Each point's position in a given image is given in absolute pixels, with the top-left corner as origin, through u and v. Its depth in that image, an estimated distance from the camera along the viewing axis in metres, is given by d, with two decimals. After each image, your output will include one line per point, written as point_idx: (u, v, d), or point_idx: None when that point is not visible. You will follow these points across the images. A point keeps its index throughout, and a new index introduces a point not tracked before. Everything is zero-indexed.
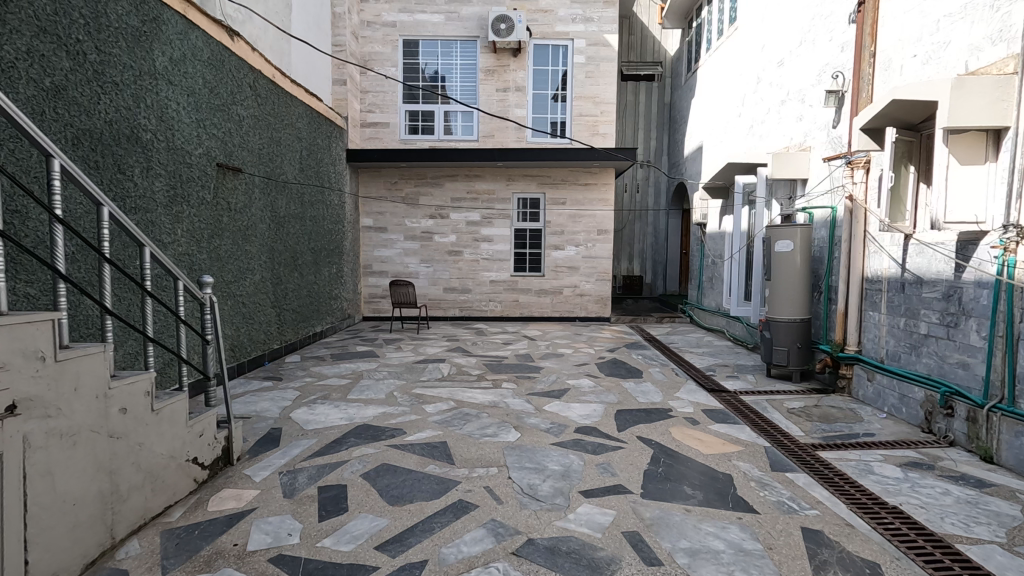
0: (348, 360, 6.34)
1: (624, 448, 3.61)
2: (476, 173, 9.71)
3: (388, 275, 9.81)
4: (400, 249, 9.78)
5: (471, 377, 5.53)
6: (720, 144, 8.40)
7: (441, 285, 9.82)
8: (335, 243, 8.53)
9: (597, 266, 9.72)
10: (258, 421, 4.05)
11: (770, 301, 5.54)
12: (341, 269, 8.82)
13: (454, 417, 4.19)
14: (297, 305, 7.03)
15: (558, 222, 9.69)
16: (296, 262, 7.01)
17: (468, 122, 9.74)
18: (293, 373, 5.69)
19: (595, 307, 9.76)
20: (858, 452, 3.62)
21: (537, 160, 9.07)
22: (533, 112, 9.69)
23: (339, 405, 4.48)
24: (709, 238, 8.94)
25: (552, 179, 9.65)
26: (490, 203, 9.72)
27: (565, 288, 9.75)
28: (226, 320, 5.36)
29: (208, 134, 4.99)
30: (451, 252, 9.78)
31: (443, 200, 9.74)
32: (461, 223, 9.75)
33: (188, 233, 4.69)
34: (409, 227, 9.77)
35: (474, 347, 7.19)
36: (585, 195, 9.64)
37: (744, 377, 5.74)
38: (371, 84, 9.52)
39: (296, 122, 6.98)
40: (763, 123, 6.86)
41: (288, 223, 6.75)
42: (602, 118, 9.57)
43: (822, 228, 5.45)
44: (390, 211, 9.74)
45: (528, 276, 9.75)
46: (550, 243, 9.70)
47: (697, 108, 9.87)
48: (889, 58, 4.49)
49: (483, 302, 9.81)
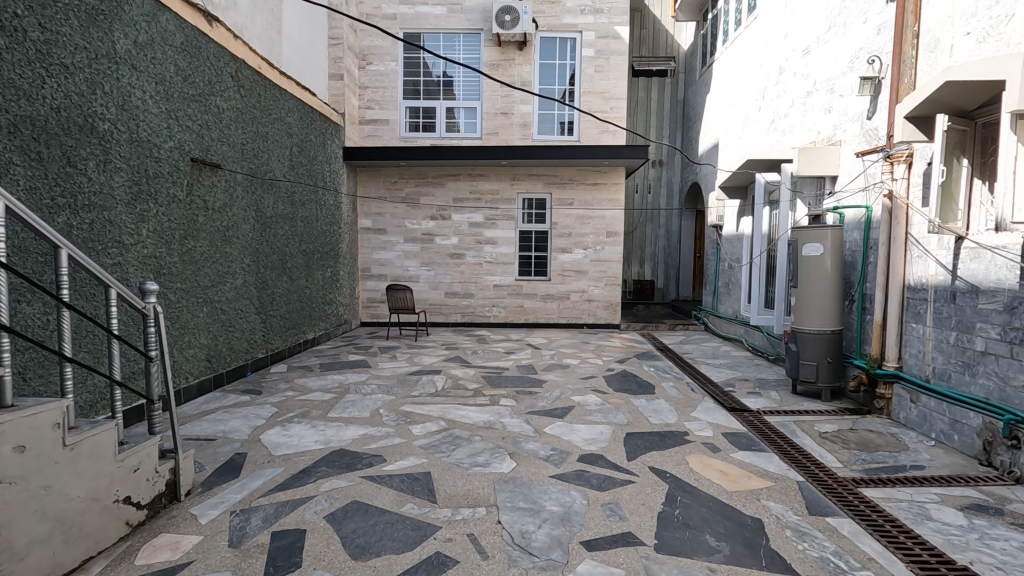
0: (337, 371, 5.91)
1: (634, 483, 3.13)
2: (479, 172, 9.27)
3: (387, 279, 9.39)
4: (400, 251, 9.35)
5: (467, 391, 5.07)
6: (738, 141, 7.88)
7: (442, 289, 9.38)
8: (329, 246, 8.10)
9: (606, 270, 9.22)
10: (222, 445, 3.61)
11: (796, 310, 5.03)
12: (337, 273, 8.40)
13: (443, 442, 3.73)
14: (286, 311, 6.61)
15: (566, 224, 9.22)
16: (285, 266, 6.59)
17: (471, 118, 9.30)
18: (275, 385, 5.26)
19: (604, 313, 9.26)
20: (907, 491, 3.11)
21: (543, 158, 8.61)
22: (540, 108, 9.23)
23: (317, 426, 4.02)
24: (726, 241, 8.42)
25: (559, 178, 9.19)
26: (494, 204, 9.27)
27: (572, 293, 9.26)
28: (201, 329, 4.93)
29: (180, 126, 4.58)
30: (453, 255, 9.33)
31: (444, 200, 9.31)
32: (463, 224, 9.31)
33: (154, 233, 4.27)
34: (409, 229, 9.35)
35: (474, 357, 6.74)
36: (594, 195, 9.16)
37: (767, 394, 5.22)
38: (370, 80, 9.13)
39: (285, 117, 6.57)
40: (786, 116, 6.35)
41: (277, 224, 6.34)
42: (612, 114, 9.09)
43: (855, 229, 4.92)
44: (389, 212, 9.32)
45: (534, 280, 9.29)
46: (556, 246, 9.22)
47: (712, 103, 9.35)
48: (936, 38, 3.97)
49: (487, 307, 9.36)
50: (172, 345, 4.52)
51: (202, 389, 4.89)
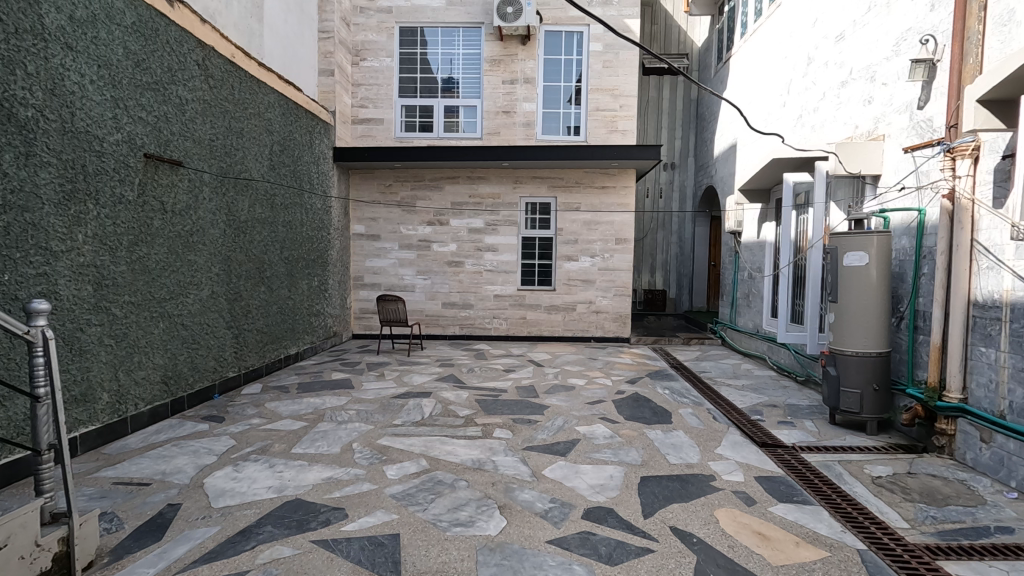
0: (316, 392, 5.31)
1: (654, 553, 2.49)
2: (479, 175, 8.69)
3: (381, 288, 8.81)
4: (394, 258, 8.78)
5: (456, 420, 4.45)
6: (759, 141, 7.27)
7: (439, 300, 8.78)
8: (317, 254, 7.54)
9: (615, 279, 8.59)
10: (155, 493, 3.01)
11: (835, 328, 4.37)
12: (326, 282, 7.84)
13: (421, 489, 3.10)
14: (264, 324, 6.03)
15: (572, 230, 8.60)
16: (264, 275, 6.02)
17: (471, 117, 8.72)
18: (242, 411, 4.65)
19: (613, 326, 8.62)
20: (1002, 566, 2.45)
21: (548, 160, 8.01)
22: (544, 107, 8.64)
23: (275, 466, 3.41)
24: (745, 248, 7.78)
25: (565, 181, 8.58)
26: (495, 208, 8.68)
27: (579, 304, 8.63)
28: (156, 346, 4.34)
29: (130, 117, 4.03)
30: (451, 263, 8.74)
31: (442, 204, 8.72)
32: (462, 230, 8.72)
33: (94, 238, 3.70)
34: (405, 235, 8.78)
35: (470, 376, 6.12)
36: (602, 199, 8.54)
37: (801, 424, 4.55)
38: (364, 76, 8.59)
39: (265, 112, 6.02)
40: (817, 110, 5.72)
41: (253, 230, 5.78)
42: (622, 112, 8.49)
43: (904, 236, 4.28)
44: (383, 216, 8.76)
45: (538, 290, 8.67)
46: (562, 254, 8.60)
47: (728, 101, 8.75)
48: (1010, 9, 3.35)
49: (486, 319, 8.75)
50: (118, 366, 3.94)
51: (155, 416, 4.30)
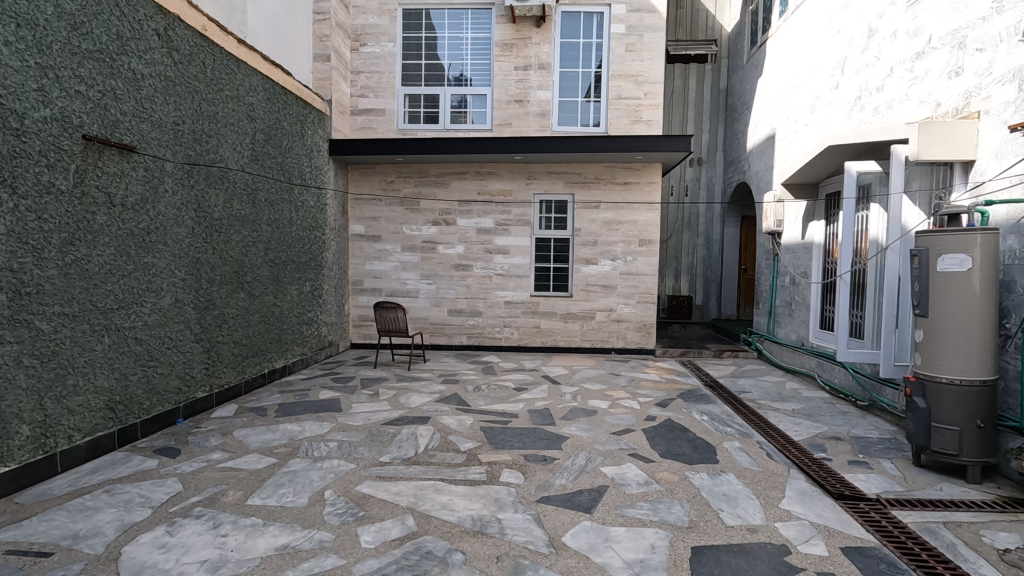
0: (296, 416, 4.58)
1: None
2: (488, 170, 7.94)
3: (381, 293, 8.10)
4: (396, 262, 8.06)
5: (456, 456, 3.68)
6: (804, 130, 6.45)
7: (444, 307, 8.04)
8: (310, 256, 6.83)
9: (638, 285, 7.78)
10: (51, 570, 2.28)
11: (923, 349, 3.55)
12: (320, 287, 7.14)
13: (402, 568, 2.33)
14: (243, 335, 5.33)
15: (591, 230, 7.81)
16: (243, 280, 5.33)
17: (480, 107, 7.98)
18: (203, 441, 3.93)
19: (636, 336, 7.81)
20: None
21: (565, 152, 7.24)
22: (560, 95, 7.88)
23: (220, 527, 2.66)
24: (786, 250, 6.96)
25: (583, 177, 7.81)
26: (506, 206, 7.92)
27: (598, 312, 7.83)
28: (100, 365, 3.64)
29: (64, 90, 3.34)
30: (458, 267, 8.00)
31: (448, 202, 7.99)
32: (470, 230, 7.97)
33: (9, 236, 3.01)
34: (407, 236, 8.05)
35: (475, 396, 5.35)
36: (624, 196, 7.75)
37: (878, 465, 3.72)
38: (364, 63, 7.89)
39: (246, 95, 5.32)
40: (883, 89, 4.90)
41: (230, 229, 5.09)
42: (646, 101, 7.69)
43: (1014, 234, 3.45)
44: (385, 216, 8.05)
45: (553, 296, 7.89)
46: (579, 256, 7.82)
47: (764, 89, 7.94)
48: None
49: (497, 328, 7.99)
50: (45, 392, 3.24)
51: (96, 449, 3.59)
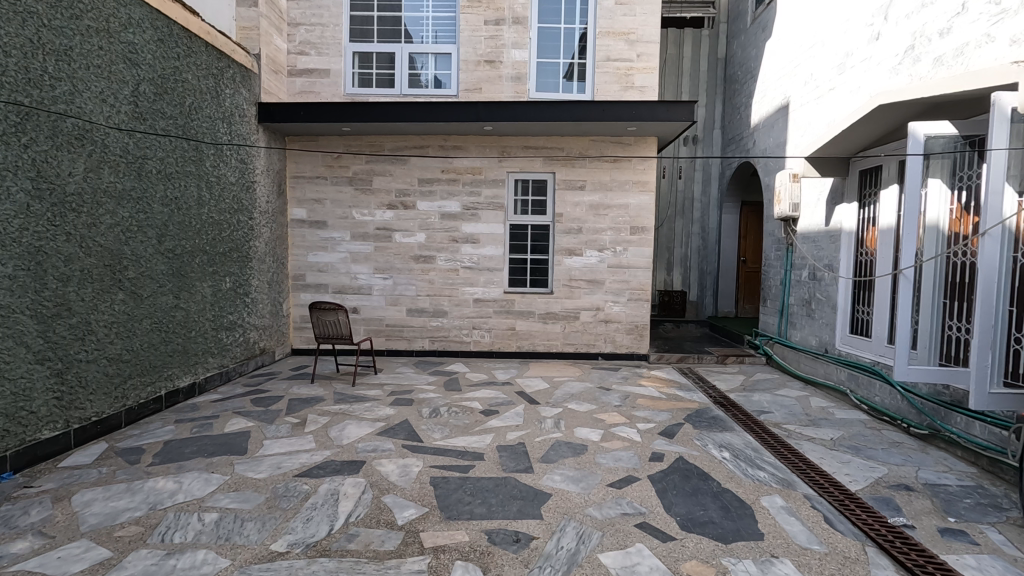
0: (178, 464, 3.33)
1: None
2: (454, 143, 6.71)
3: (328, 290, 6.85)
4: (344, 253, 6.81)
5: (387, 539, 2.51)
6: (831, 94, 5.39)
7: (403, 306, 6.82)
8: (231, 245, 5.53)
9: (628, 280, 6.67)
10: None
11: None
12: (247, 283, 5.86)
13: None
14: (122, 350, 4.05)
15: (575, 215, 6.67)
16: (122, 277, 4.04)
17: (444, 69, 6.73)
18: (16, 517, 2.67)
19: (626, 339, 6.72)
20: None
21: (544, 122, 6.06)
22: (539, 55, 6.69)
23: None
24: (802, 238, 5.94)
25: (566, 152, 6.64)
26: (475, 186, 6.72)
27: (583, 311, 6.71)
28: None
29: None
30: (418, 258, 6.79)
31: (406, 182, 6.74)
32: (432, 215, 6.76)
33: None
34: (358, 222, 6.80)
35: (430, 425, 4.18)
36: (614, 176, 6.61)
37: (982, 535, 2.67)
38: (303, 13, 6.54)
39: (121, 30, 3.99)
40: (950, 32, 3.84)
41: (97, 208, 3.79)
42: (639, 64, 6.55)
43: None
44: (331, 198, 6.78)
45: (530, 293, 6.74)
46: (561, 246, 6.68)
47: (773, 53, 6.88)
48: None
49: (464, 331, 6.81)
50: None
51: None
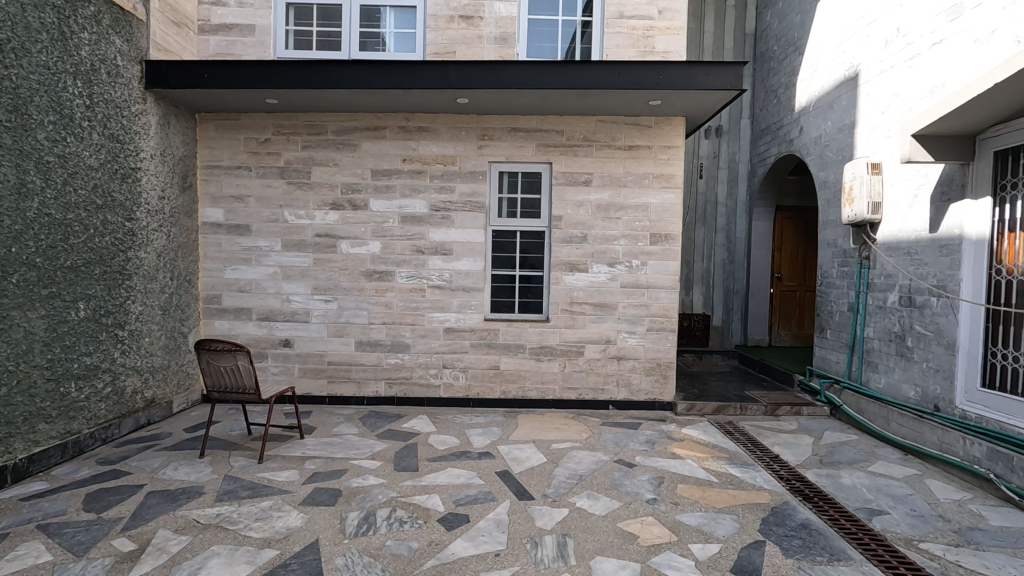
0: None
1: None
2: (419, 124, 5.09)
3: (250, 316, 5.18)
4: (272, 266, 5.16)
5: None
6: (936, 50, 3.90)
7: (350, 337, 5.16)
8: (88, 256, 3.84)
9: (648, 304, 5.08)
10: None
11: None
12: (122, 310, 4.17)
13: None
14: None
15: (578, 218, 5.07)
16: None
17: (407, 28, 5.15)
18: None
19: (645, 383, 5.10)
20: None
21: (537, 92, 4.46)
22: (529, 12, 5.15)
23: None
24: (888, 249, 4.38)
25: (566, 136, 5.06)
26: (447, 181, 5.11)
27: (589, 344, 5.09)
28: None
29: None
30: (371, 274, 5.14)
31: (355, 173, 5.11)
32: (390, 218, 5.13)
33: None
34: (292, 226, 5.15)
35: (351, 556, 2.50)
36: (628, 167, 5.04)
37: None
38: None
39: None
40: None
41: None
42: (661, 22, 5.01)
43: None
44: (256, 194, 5.13)
45: (519, 320, 5.12)
46: (559, 259, 5.07)
47: (830, 15, 5.38)
48: None
49: (432, 371, 5.15)
50: None
51: None
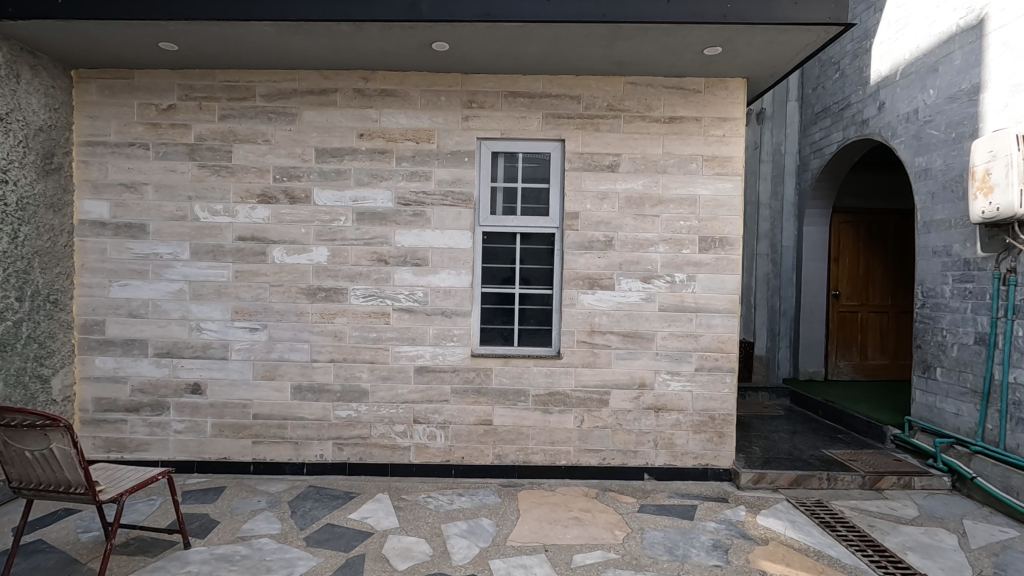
0: None
1: None
2: (382, 86, 3.71)
3: (144, 352, 3.72)
4: (177, 281, 3.72)
5: None
6: None
7: (285, 380, 3.72)
8: None
9: (696, 334, 3.69)
10: None
11: None
12: None
13: None
14: None
15: (599, 216, 3.69)
16: None
17: None
18: None
19: (693, 443, 3.69)
20: None
21: (545, 31, 3.09)
22: None
23: None
24: None
25: (584, 104, 3.70)
26: (420, 164, 3.72)
27: (616, 391, 3.69)
28: None
29: None
30: (315, 293, 3.72)
31: (293, 154, 3.71)
32: (341, 215, 3.72)
33: None
34: (205, 225, 3.72)
35: None
36: (668, 147, 3.68)
37: None
38: None
39: None
40: None
41: None
42: None
43: None
44: (156, 182, 3.71)
45: (520, 356, 3.71)
46: (575, 271, 3.68)
47: None
48: None
49: (398, 428, 3.71)
50: None
51: None
